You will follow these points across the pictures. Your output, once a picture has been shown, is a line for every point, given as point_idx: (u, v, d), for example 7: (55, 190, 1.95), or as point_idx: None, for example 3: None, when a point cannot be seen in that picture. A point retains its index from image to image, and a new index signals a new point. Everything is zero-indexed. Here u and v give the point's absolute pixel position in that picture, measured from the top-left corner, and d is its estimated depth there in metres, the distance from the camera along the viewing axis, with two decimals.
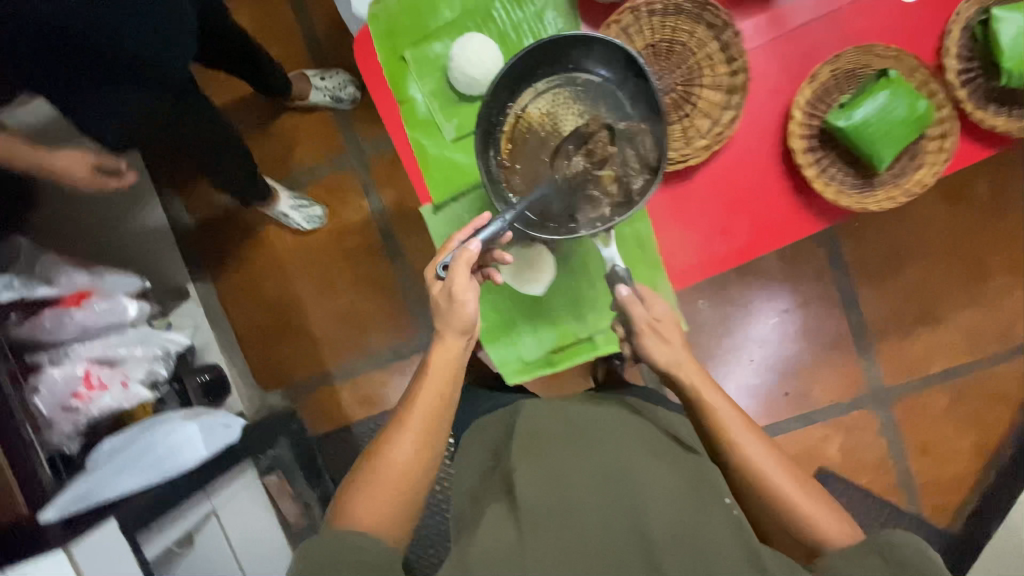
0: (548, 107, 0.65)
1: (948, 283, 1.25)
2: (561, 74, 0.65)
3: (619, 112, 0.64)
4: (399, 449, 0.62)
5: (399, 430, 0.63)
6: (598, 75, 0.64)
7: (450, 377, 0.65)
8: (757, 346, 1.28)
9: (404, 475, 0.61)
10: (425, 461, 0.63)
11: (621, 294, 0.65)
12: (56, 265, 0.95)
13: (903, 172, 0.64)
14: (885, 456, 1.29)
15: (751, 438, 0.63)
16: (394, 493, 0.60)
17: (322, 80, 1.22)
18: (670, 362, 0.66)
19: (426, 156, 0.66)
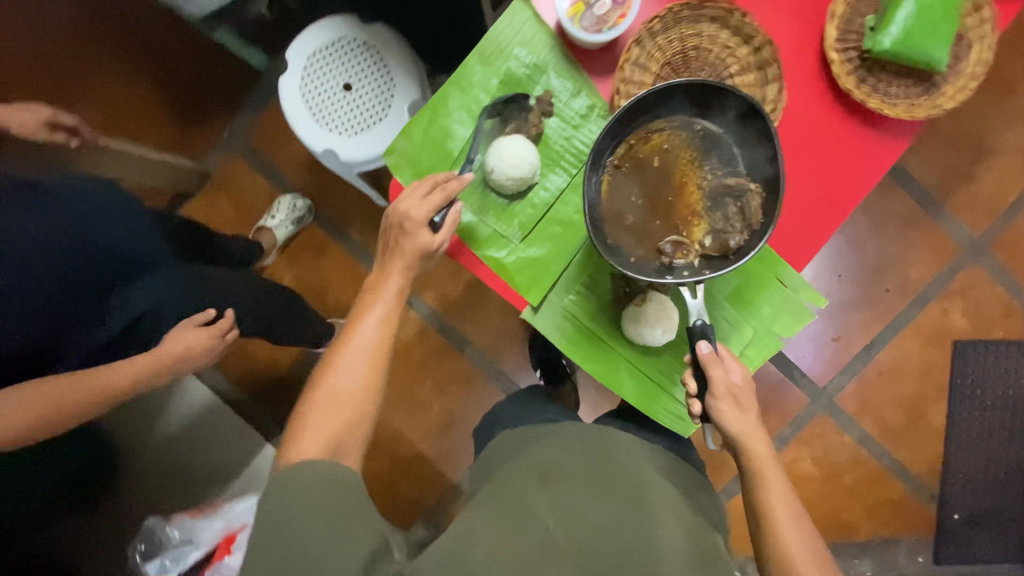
0: (664, 148, 0.62)
1: (985, 110, 1.21)
2: (684, 117, 0.61)
3: (731, 162, 0.62)
4: (342, 371, 0.59)
5: (338, 355, 0.60)
6: (720, 126, 0.61)
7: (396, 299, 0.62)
8: (836, 259, 1.26)
9: (354, 396, 0.58)
10: (373, 382, 0.60)
11: (702, 351, 0.59)
12: (188, 520, 0.92)
13: (957, 58, 0.62)
14: (1008, 300, 1.25)
15: (795, 528, 0.58)
16: (349, 415, 0.58)
17: (275, 217, 1.22)
18: (742, 429, 0.60)
19: (505, 266, 0.65)
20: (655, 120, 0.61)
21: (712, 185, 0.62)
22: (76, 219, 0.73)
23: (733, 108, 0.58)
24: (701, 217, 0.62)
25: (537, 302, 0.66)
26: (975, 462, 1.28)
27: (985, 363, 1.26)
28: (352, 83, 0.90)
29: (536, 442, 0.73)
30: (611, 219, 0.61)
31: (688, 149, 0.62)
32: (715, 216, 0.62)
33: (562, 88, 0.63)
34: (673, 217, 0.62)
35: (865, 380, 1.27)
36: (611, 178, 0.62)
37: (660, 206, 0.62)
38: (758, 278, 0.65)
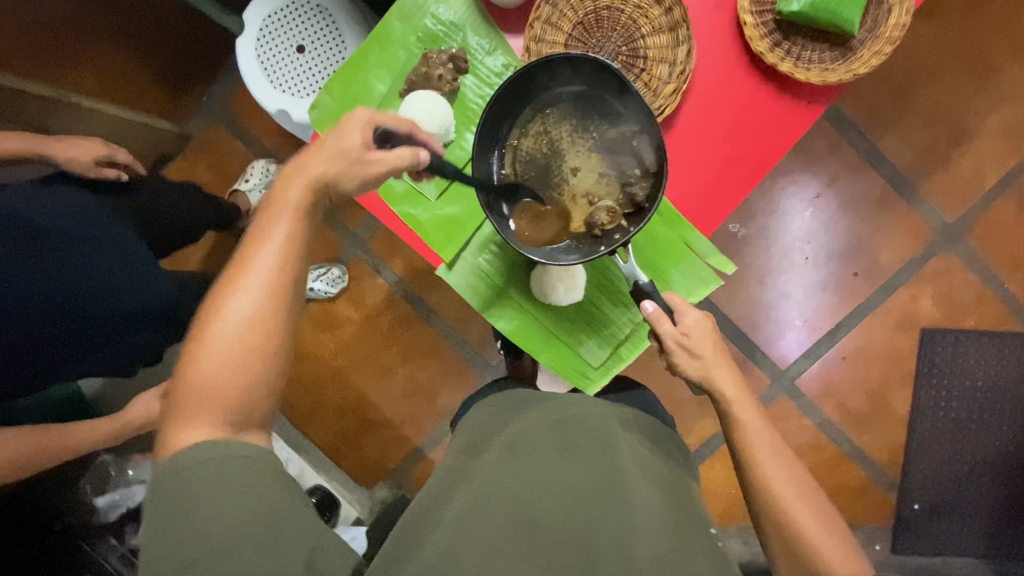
0: (542, 130, 0.64)
1: (965, 91, 1.17)
2: (545, 96, 0.63)
3: (616, 119, 0.62)
4: (235, 297, 0.49)
5: (235, 284, 0.50)
6: (585, 87, 0.62)
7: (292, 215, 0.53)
8: (805, 242, 1.24)
9: (251, 329, 0.49)
10: (268, 317, 0.50)
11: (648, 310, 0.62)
12: (142, 462, 1.00)
13: (875, 23, 0.61)
14: (981, 288, 1.22)
15: (775, 462, 0.60)
16: (244, 359, 0.49)
17: (248, 181, 1.25)
18: (700, 372, 0.63)
19: (420, 223, 0.67)
20: (521, 112, 0.64)
21: (602, 141, 0.63)
22: (77, 262, 0.76)
23: (585, 76, 0.60)
24: (608, 174, 0.63)
25: (452, 259, 0.68)
26: (939, 452, 1.26)
27: (954, 352, 1.23)
28: (305, 46, 0.92)
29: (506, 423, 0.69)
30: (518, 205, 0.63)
31: (567, 123, 0.63)
32: (619, 170, 0.63)
33: (479, 47, 0.64)
34: (583, 188, 0.64)
35: (829, 365, 1.26)
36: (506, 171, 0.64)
37: (567, 183, 0.64)
38: (668, 242, 0.65)
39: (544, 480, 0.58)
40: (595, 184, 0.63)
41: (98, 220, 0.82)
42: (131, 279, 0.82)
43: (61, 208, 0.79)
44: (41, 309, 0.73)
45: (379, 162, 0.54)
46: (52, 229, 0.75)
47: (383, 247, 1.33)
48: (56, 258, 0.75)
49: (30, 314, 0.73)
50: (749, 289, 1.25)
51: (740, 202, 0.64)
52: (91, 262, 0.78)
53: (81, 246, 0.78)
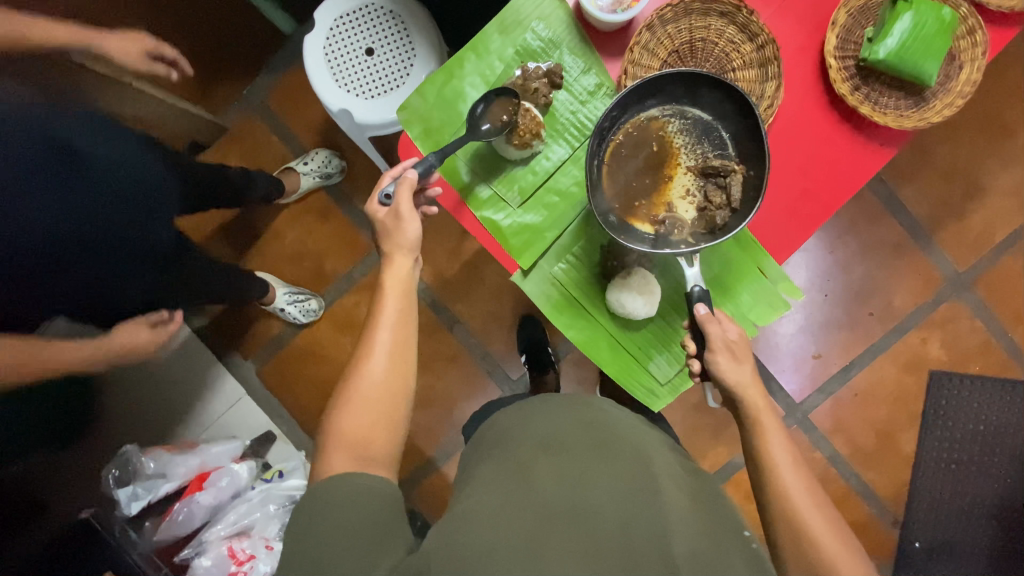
0: (658, 134, 0.66)
1: (980, 151, 1.25)
2: (677, 105, 0.65)
3: (722, 144, 0.66)
4: (373, 369, 0.62)
5: (367, 351, 0.63)
6: (711, 113, 0.65)
7: (404, 292, 0.65)
8: (824, 279, 1.28)
9: (384, 391, 0.62)
10: (398, 383, 0.63)
11: (699, 312, 0.63)
12: (163, 455, 0.93)
13: (947, 76, 0.65)
14: (986, 336, 1.28)
15: (793, 471, 0.61)
16: (374, 405, 0.61)
17: (307, 163, 1.25)
18: (738, 380, 0.64)
19: (501, 228, 0.68)
20: (648, 109, 0.65)
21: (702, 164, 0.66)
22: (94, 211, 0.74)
23: (717, 99, 0.63)
24: (692, 194, 0.66)
25: (528, 266, 0.69)
26: (938, 492, 1.30)
27: (959, 397, 1.28)
28: (374, 49, 0.93)
29: (529, 412, 0.69)
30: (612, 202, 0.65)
31: (682, 135, 0.66)
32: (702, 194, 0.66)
33: (573, 66, 0.66)
34: (666, 197, 0.66)
35: (840, 400, 1.29)
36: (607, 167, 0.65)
37: (657, 188, 0.66)
38: (748, 262, 0.67)
39: (586, 473, 0.58)
40: (678, 198, 0.66)
41: (132, 166, 0.81)
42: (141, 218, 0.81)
43: (105, 151, 0.77)
44: (64, 238, 0.72)
45: (404, 207, 0.63)
46: (86, 157, 0.73)
47: None
48: (91, 189, 0.73)
49: (57, 238, 0.71)
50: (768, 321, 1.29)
51: (813, 232, 0.67)
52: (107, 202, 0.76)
53: (107, 181, 0.76)
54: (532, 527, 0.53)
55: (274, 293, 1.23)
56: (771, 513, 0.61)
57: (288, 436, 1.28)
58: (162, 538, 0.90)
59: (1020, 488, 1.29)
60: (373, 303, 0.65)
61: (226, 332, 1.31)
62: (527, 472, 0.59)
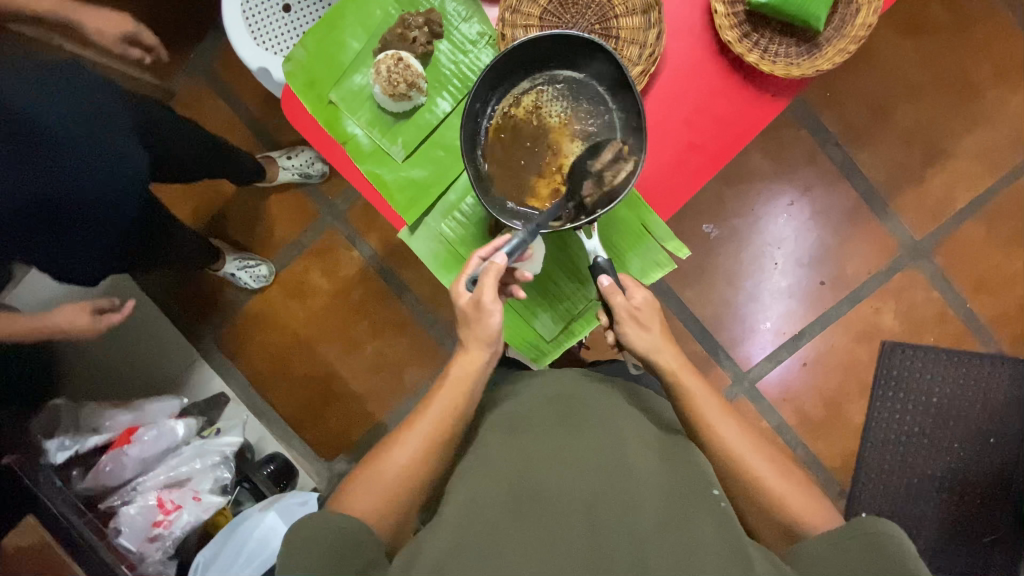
0: (534, 104, 0.66)
1: (942, 113, 1.21)
2: (543, 73, 0.65)
3: (602, 105, 0.65)
4: (402, 451, 0.59)
5: (408, 432, 0.60)
6: (581, 72, 0.65)
7: (465, 389, 0.62)
8: (776, 247, 1.26)
9: (407, 478, 0.58)
10: (425, 467, 0.59)
11: (603, 284, 0.62)
12: (97, 410, 0.98)
13: (843, 21, 0.62)
14: (943, 305, 1.25)
15: (729, 426, 0.61)
16: (399, 492, 0.58)
17: (289, 159, 1.23)
18: (650, 346, 0.63)
19: (385, 183, 0.67)
20: (518, 82, 0.65)
21: (585, 127, 0.65)
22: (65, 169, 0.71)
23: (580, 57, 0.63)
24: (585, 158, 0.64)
25: (413, 223, 0.68)
26: (896, 465, 1.26)
27: (916, 367, 1.25)
28: (291, 6, 0.92)
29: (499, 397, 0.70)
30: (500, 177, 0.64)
31: (559, 100, 0.65)
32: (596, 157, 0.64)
33: (455, 14, 0.65)
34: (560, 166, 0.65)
35: (790, 370, 1.28)
36: (492, 144, 0.65)
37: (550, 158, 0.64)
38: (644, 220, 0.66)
39: (544, 460, 0.58)
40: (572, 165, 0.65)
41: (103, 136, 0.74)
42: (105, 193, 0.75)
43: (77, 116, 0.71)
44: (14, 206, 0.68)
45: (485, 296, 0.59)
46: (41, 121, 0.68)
47: (359, 219, 1.30)
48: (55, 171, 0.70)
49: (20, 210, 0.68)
50: (719, 289, 1.27)
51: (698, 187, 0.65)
52: (81, 177, 0.72)
53: (73, 153, 0.71)
54: (498, 522, 0.52)
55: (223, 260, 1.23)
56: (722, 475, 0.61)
57: (240, 398, 1.31)
58: (89, 487, 0.93)
59: (977, 463, 1.25)
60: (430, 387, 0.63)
61: (179, 296, 1.33)
62: (488, 460, 0.60)
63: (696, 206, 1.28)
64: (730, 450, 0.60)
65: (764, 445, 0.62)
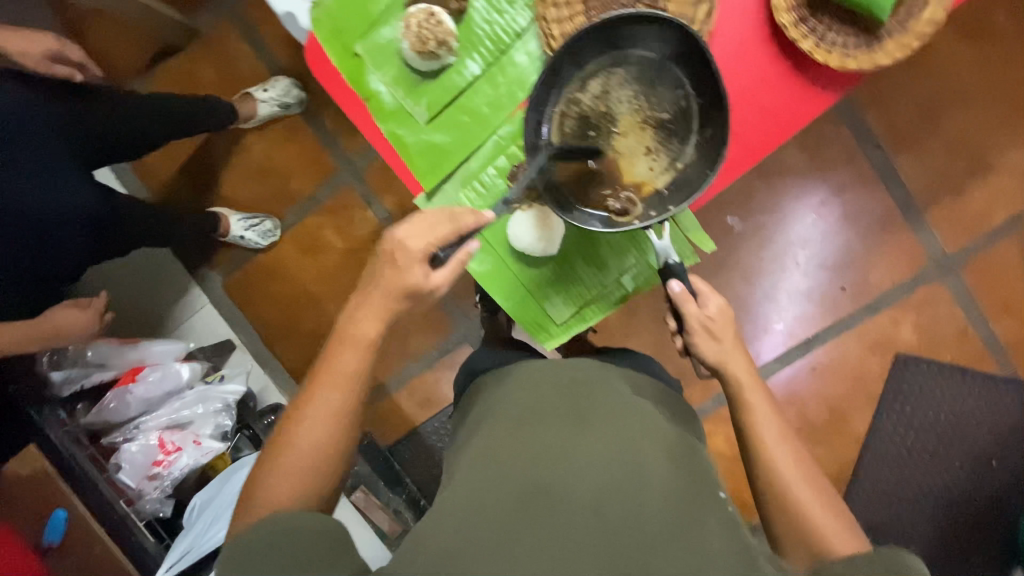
0: (602, 88, 0.62)
1: (994, 123, 1.15)
2: (615, 52, 0.61)
3: (677, 91, 0.61)
4: (306, 428, 0.58)
5: (305, 410, 0.58)
6: (657, 54, 0.60)
7: (363, 351, 0.60)
8: (800, 248, 1.22)
9: (317, 460, 0.58)
10: (334, 436, 0.58)
11: (674, 289, 0.62)
12: (105, 347, 0.97)
13: (910, 15, 0.58)
14: (966, 324, 1.21)
15: (785, 451, 0.62)
16: (310, 472, 0.57)
17: (269, 93, 1.21)
18: (718, 356, 0.64)
19: (406, 145, 0.65)
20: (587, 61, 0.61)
21: (655, 118, 0.62)
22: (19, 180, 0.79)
23: (658, 39, 0.58)
24: (655, 150, 0.62)
25: (432, 190, 0.66)
26: (895, 479, 1.25)
27: (928, 383, 1.23)
28: None
29: (512, 379, 0.70)
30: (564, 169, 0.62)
31: (630, 84, 0.62)
32: (666, 150, 0.62)
33: None
34: (627, 157, 0.62)
35: (798, 374, 1.25)
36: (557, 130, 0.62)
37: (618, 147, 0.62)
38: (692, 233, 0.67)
39: (551, 451, 0.57)
40: (641, 156, 0.63)
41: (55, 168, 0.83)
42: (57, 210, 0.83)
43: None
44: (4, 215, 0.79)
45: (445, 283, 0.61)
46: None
47: (377, 179, 1.28)
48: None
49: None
50: (736, 287, 1.24)
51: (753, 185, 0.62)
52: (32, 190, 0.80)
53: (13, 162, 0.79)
54: (503, 518, 0.51)
55: (228, 222, 1.23)
56: (761, 491, 0.61)
57: (246, 348, 1.32)
58: (93, 422, 0.94)
59: (975, 484, 1.23)
60: (323, 353, 0.61)
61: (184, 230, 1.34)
62: (496, 448, 0.59)
63: (722, 197, 1.24)
64: (776, 471, 0.60)
65: (816, 478, 0.61)
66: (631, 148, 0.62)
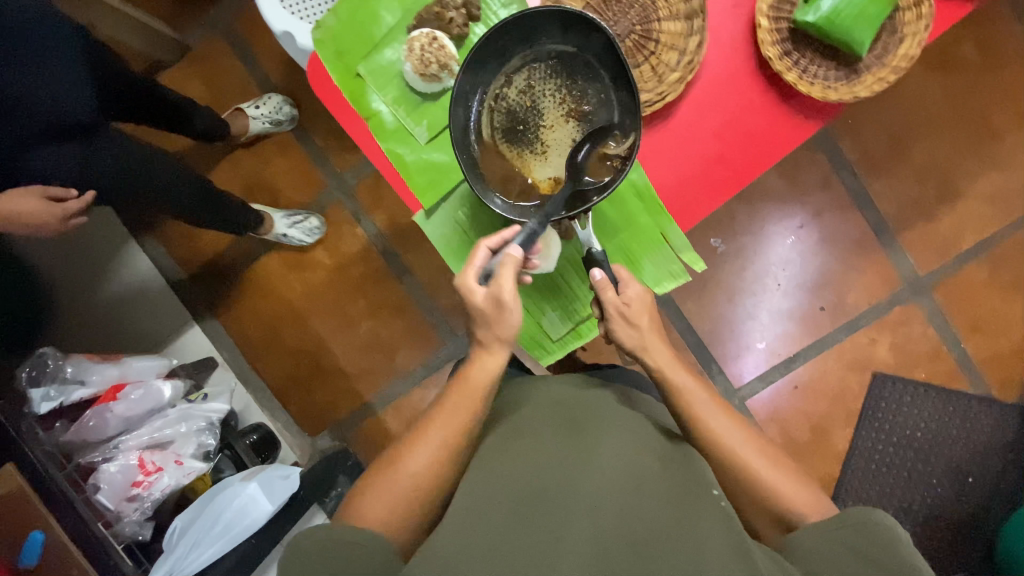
0: (526, 84, 0.65)
1: (959, 152, 1.22)
2: (535, 49, 0.64)
3: (597, 83, 0.63)
4: (415, 459, 0.60)
5: (419, 439, 0.61)
6: (573, 48, 0.63)
7: (478, 396, 0.61)
8: (780, 268, 1.26)
9: (416, 490, 0.59)
10: (437, 475, 0.60)
11: (596, 278, 0.62)
12: (84, 363, 0.95)
13: (885, 50, 0.62)
14: (938, 343, 1.26)
15: (722, 421, 0.63)
16: (404, 504, 0.59)
17: (258, 107, 1.22)
18: (636, 342, 0.64)
19: (406, 164, 0.66)
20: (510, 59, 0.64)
21: (579, 109, 0.64)
22: None
23: (570, 33, 0.61)
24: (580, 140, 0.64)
25: (430, 207, 0.67)
26: (875, 494, 1.27)
27: (904, 399, 1.27)
28: None
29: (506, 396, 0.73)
30: (497, 166, 0.65)
31: (552, 79, 0.65)
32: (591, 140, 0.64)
33: (500, 10, 0.64)
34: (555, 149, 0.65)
35: (781, 392, 1.28)
36: (488, 126, 0.65)
37: (545, 139, 0.64)
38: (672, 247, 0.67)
39: (546, 460, 0.59)
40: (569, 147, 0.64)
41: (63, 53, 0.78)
42: None
43: None
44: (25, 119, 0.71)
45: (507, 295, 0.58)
46: None
47: (367, 195, 1.28)
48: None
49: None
50: (719, 306, 1.27)
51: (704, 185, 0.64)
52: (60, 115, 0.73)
53: None
54: (501, 526, 0.53)
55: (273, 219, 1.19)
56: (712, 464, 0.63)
57: (228, 365, 1.29)
58: (68, 441, 0.90)
59: (951, 500, 1.26)
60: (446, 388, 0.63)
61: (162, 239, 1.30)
62: (490, 460, 0.61)
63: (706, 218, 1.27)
64: (727, 449, 0.62)
65: (762, 439, 0.64)
66: (558, 139, 0.64)
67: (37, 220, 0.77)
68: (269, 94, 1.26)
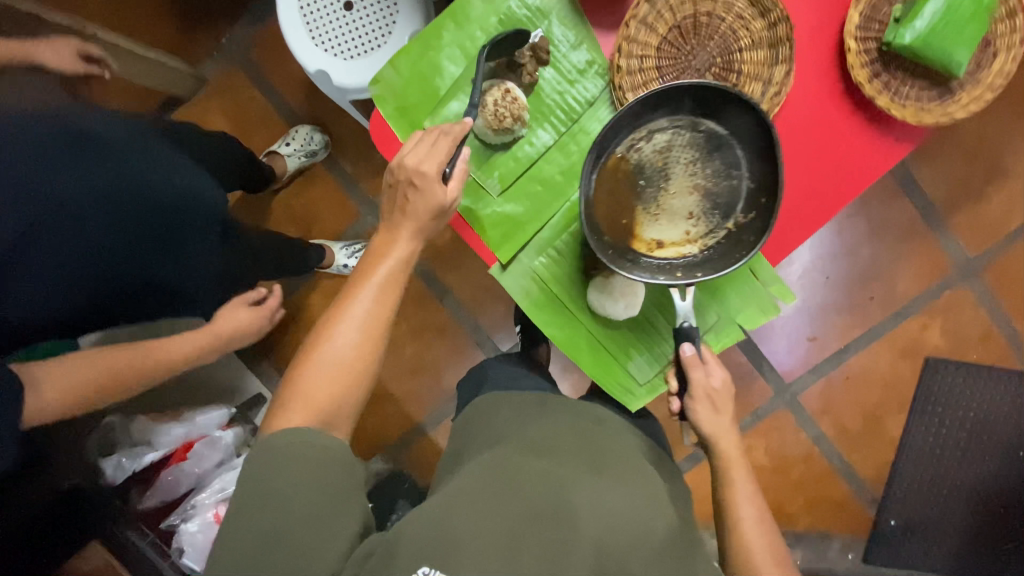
0: (666, 144, 0.64)
1: (1008, 129, 1.18)
2: (689, 116, 0.63)
3: (734, 169, 0.64)
4: (343, 339, 0.57)
5: (347, 315, 0.58)
6: (726, 128, 0.63)
7: (396, 281, 0.60)
8: (828, 259, 1.24)
9: (348, 371, 0.57)
10: (370, 356, 0.58)
11: (684, 353, 0.63)
12: (149, 424, 0.95)
13: (977, 66, 0.62)
14: (988, 324, 1.25)
15: (757, 528, 0.65)
16: (334, 389, 0.56)
17: (289, 145, 1.18)
18: (714, 429, 0.66)
19: (481, 220, 0.64)
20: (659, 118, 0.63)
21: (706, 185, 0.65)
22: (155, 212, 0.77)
23: (737, 115, 0.61)
24: (695, 217, 0.65)
25: (508, 260, 0.65)
26: (928, 476, 1.28)
27: (955, 383, 1.26)
28: (354, 3, 0.84)
29: (525, 417, 0.71)
30: (612, 218, 0.64)
31: (691, 149, 0.64)
32: (706, 221, 0.65)
33: (571, 54, 0.63)
34: (671, 217, 0.65)
35: (831, 382, 1.27)
36: (612, 176, 0.63)
37: (664, 203, 0.65)
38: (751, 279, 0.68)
39: (562, 482, 0.58)
40: (684, 219, 0.66)
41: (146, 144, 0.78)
42: (171, 192, 0.78)
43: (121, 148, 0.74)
44: (135, 233, 0.75)
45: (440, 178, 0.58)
46: (112, 149, 0.73)
47: None
48: (88, 167, 0.69)
49: (53, 254, 0.68)
50: None
51: (810, 234, 0.63)
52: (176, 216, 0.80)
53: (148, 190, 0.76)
54: (514, 525, 0.52)
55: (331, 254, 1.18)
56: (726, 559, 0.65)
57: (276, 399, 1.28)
58: (147, 505, 0.92)
59: (1005, 478, 1.27)
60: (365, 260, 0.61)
61: None
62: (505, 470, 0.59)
63: None
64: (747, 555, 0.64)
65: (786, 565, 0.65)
66: (676, 210, 0.65)
67: (248, 326, 0.94)
68: (295, 125, 1.22)
